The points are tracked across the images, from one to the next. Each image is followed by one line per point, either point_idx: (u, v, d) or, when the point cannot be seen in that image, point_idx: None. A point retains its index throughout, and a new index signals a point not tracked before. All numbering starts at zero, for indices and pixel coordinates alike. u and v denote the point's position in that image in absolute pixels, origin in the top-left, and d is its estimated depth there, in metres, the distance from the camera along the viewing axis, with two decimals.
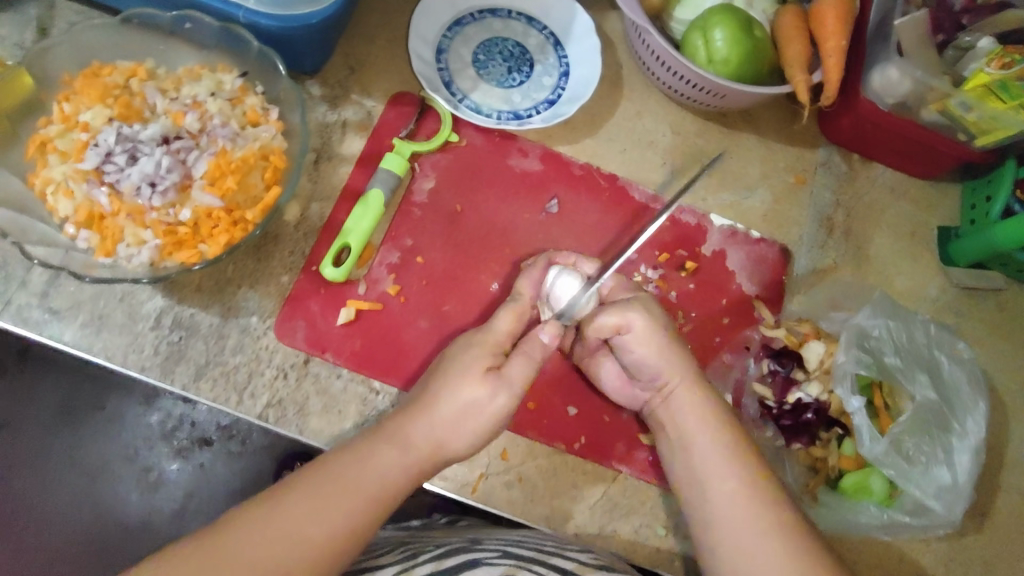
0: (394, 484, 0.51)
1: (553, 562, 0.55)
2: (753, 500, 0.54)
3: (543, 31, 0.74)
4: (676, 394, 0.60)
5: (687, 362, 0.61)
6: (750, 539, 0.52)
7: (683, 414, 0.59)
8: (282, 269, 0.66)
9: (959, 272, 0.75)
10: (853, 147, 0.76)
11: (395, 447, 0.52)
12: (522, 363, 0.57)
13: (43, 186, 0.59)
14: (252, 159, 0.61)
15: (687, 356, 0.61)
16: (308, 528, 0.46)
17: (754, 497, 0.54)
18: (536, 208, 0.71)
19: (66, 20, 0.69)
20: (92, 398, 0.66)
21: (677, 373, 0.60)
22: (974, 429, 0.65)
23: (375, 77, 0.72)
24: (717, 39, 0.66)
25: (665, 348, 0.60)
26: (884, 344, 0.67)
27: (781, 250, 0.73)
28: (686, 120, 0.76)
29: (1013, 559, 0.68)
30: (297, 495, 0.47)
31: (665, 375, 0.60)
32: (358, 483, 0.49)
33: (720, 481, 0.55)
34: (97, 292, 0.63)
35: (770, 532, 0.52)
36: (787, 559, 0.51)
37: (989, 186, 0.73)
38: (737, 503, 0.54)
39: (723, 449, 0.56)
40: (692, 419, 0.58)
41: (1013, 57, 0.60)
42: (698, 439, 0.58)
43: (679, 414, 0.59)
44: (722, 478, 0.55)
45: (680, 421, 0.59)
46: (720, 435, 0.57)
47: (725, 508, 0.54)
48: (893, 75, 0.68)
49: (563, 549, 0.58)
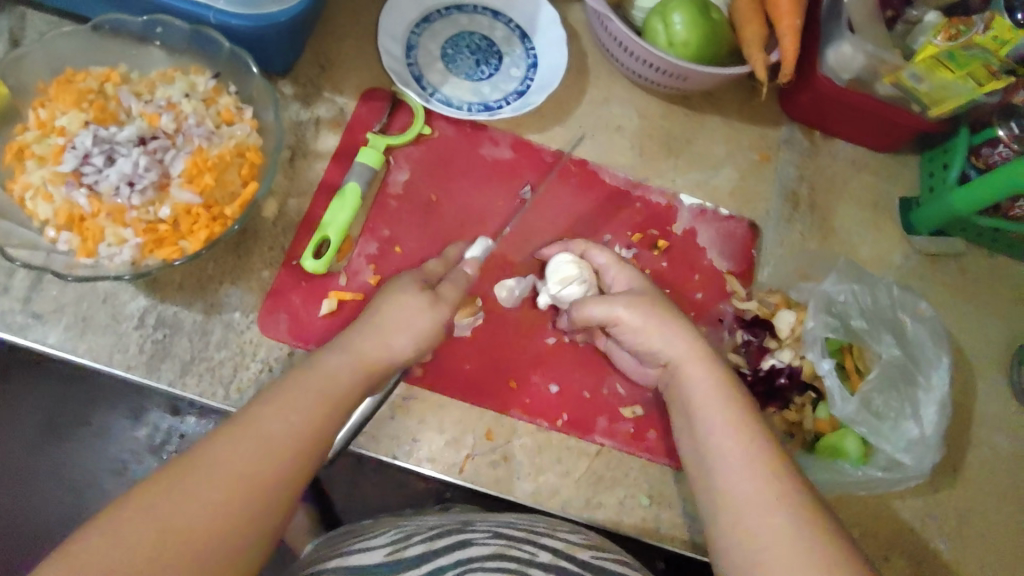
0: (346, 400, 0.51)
1: (543, 542, 0.55)
2: (753, 470, 0.52)
3: (508, 24, 0.76)
4: (683, 369, 0.59)
5: (693, 336, 0.60)
6: (750, 501, 0.50)
7: (690, 383, 0.58)
8: (263, 265, 0.67)
9: (922, 238, 0.77)
10: (815, 124, 0.79)
11: (341, 366, 0.53)
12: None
13: (21, 191, 0.60)
14: (228, 157, 0.63)
15: (691, 331, 0.61)
16: (273, 437, 0.46)
17: (756, 472, 0.52)
18: (510, 195, 0.73)
19: (37, 30, 0.70)
20: (76, 413, 0.63)
21: (678, 349, 0.60)
22: (938, 383, 0.67)
23: (346, 74, 0.74)
24: (676, 23, 0.68)
25: (664, 324, 0.61)
26: (849, 308, 0.69)
27: (750, 225, 0.75)
28: (651, 104, 0.78)
29: (986, 511, 0.70)
30: (273, 402, 0.48)
31: (668, 352, 0.60)
32: (316, 405, 0.49)
33: (721, 449, 0.54)
34: (80, 295, 0.64)
35: (765, 500, 0.50)
36: (784, 512, 0.49)
37: (945, 155, 0.76)
38: (742, 467, 0.52)
39: (732, 414, 0.55)
40: (698, 386, 0.58)
41: (958, 29, 0.63)
42: (702, 408, 0.56)
43: (683, 384, 0.59)
44: (724, 443, 0.54)
45: (687, 387, 0.58)
46: (724, 406, 0.56)
47: (722, 482, 0.52)
48: (846, 51, 0.70)
49: (553, 530, 0.58)
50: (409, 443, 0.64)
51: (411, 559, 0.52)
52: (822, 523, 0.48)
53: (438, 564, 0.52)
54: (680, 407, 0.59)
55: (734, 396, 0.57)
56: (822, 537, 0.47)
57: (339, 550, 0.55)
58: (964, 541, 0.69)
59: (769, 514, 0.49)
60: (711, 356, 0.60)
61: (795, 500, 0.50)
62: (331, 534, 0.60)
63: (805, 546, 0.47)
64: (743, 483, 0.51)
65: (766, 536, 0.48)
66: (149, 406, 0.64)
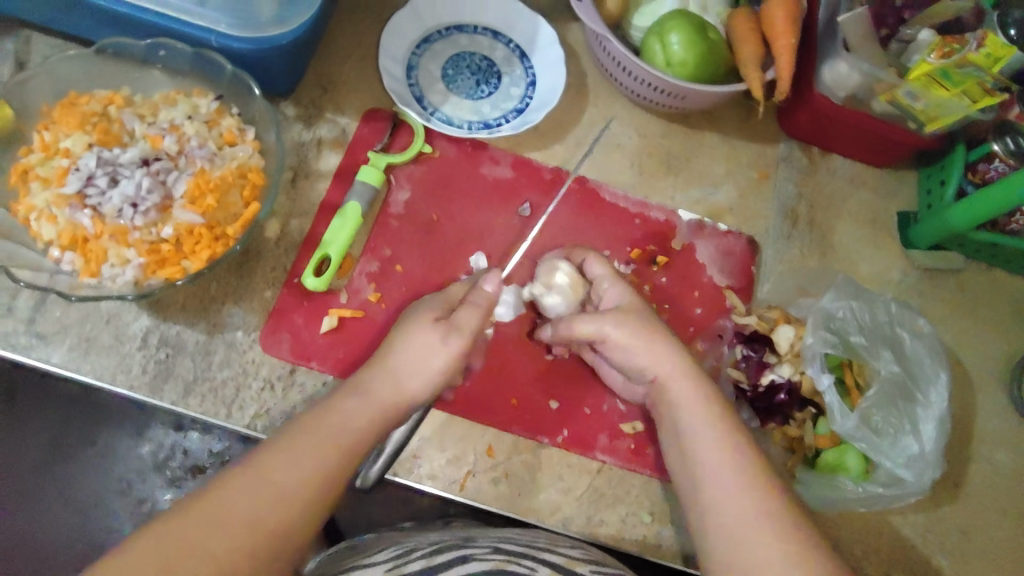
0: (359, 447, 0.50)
1: (544, 557, 0.55)
2: (743, 494, 0.51)
3: (508, 44, 0.77)
4: (670, 385, 0.59)
5: (680, 353, 0.60)
6: (739, 526, 0.50)
7: (679, 403, 0.58)
8: (265, 284, 0.68)
9: (920, 254, 0.78)
10: (812, 141, 0.80)
11: (354, 409, 0.52)
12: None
13: (26, 213, 0.60)
14: (231, 178, 0.63)
15: (678, 347, 0.60)
16: (279, 485, 0.45)
17: (746, 496, 0.51)
18: (510, 213, 0.73)
19: (42, 53, 0.71)
20: (82, 432, 0.65)
21: (665, 368, 0.59)
22: (937, 400, 0.67)
23: (348, 95, 0.75)
24: (673, 43, 0.69)
25: (654, 342, 0.60)
26: (847, 324, 0.69)
27: (749, 241, 0.76)
28: (650, 123, 0.79)
29: (988, 527, 0.70)
30: (290, 438, 0.48)
31: (657, 369, 0.59)
32: (330, 436, 0.49)
33: (711, 472, 0.53)
34: (83, 316, 0.64)
35: (754, 524, 0.50)
36: (774, 539, 0.49)
37: (942, 171, 0.76)
38: (732, 491, 0.52)
39: (723, 437, 0.55)
40: (687, 406, 0.57)
41: (952, 48, 0.64)
42: (691, 430, 0.56)
43: (671, 403, 0.58)
44: (714, 466, 0.53)
45: (676, 407, 0.58)
46: (712, 423, 0.56)
47: (714, 501, 0.52)
48: (842, 69, 0.71)
49: (554, 546, 0.58)
50: (411, 462, 0.64)
51: (412, 572, 0.52)
52: (813, 549, 0.48)
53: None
54: (669, 425, 0.58)
55: (724, 418, 0.56)
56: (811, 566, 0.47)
57: (342, 568, 0.55)
58: (966, 557, 0.69)
59: (759, 540, 0.49)
60: (698, 370, 0.59)
61: (784, 525, 0.50)
62: (332, 552, 0.60)
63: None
64: (737, 500, 0.51)
65: (757, 562, 0.48)
66: (153, 423, 0.65)
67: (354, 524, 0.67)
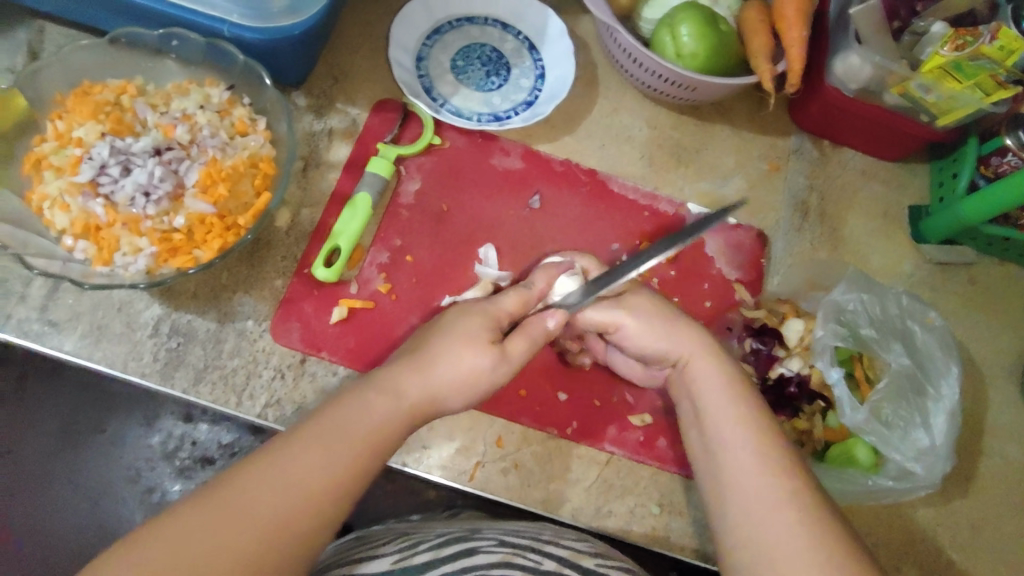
0: (389, 435, 0.49)
1: (548, 550, 0.55)
2: (763, 474, 0.51)
3: (518, 35, 0.77)
4: (691, 364, 0.59)
5: (700, 335, 0.60)
6: (758, 504, 0.50)
7: (699, 382, 0.58)
8: (276, 273, 0.68)
9: (931, 247, 0.77)
10: (823, 133, 0.79)
11: (387, 394, 0.50)
12: (515, 348, 0.56)
13: (39, 202, 0.61)
14: (242, 168, 0.64)
15: (698, 331, 0.61)
16: (312, 473, 0.44)
17: (763, 475, 0.51)
18: (520, 205, 0.73)
19: (55, 43, 0.72)
20: (93, 420, 0.65)
21: (685, 347, 0.60)
22: (948, 392, 0.67)
23: (359, 86, 0.75)
24: (684, 35, 0.69)
25: (667, 326, 0.61)
26: (858, 317, 0.69)
27: (757, 234, 0.75)
28: (660, 115, 0.79)
29: (999, 521, 0.70)
30: (319, 427, 0.46)
31: (677, 349, 0.60)
32: (360, 424, 0.47)
33: (729, 452, 0.53)
34: (96, 303, 0.65)
35: (771, 503, 0.50)
36: (791, 518, 0.49)
37: (954, 164, 0.76)
38: (751, 469, 0.52)
39: (740, 417, 0.55)
40: (706, 386, 0.58)
41: (964, 39, 0.63)
42: (711, 410, 0.56)
43: (692, 382, 0.59)
44: (732, 445, 0.54)
45: (695, 387, 0.58)
46: (733, 405, 0.56)
47: (733, 485, 0.52)
48: (854, 62, 0.70)
49: (559, 538, 0.58)
50: (420, 451, 0.65)
51: (420, 565, 0.52)
52: (829, 527, 0.48)
53: (443, 570, 0.51)
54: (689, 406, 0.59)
55: (744, 397, 0.56)
56: (826, 544, 0.47)
57: (349, 559, 0.55)
58: (977, 551, 0.69)
59: (776, 518, 0.49)
60: (723, 357, 0.59)
61: (802, 505, 0.49)
62: (344, 542, 0.61)
63: (814, 556, 0.47)
64: (755, 480, 0.51)
65: (775, 539, 0.48)
66: (164, 413, 0.66)
67: (364, 515, 0.68)
